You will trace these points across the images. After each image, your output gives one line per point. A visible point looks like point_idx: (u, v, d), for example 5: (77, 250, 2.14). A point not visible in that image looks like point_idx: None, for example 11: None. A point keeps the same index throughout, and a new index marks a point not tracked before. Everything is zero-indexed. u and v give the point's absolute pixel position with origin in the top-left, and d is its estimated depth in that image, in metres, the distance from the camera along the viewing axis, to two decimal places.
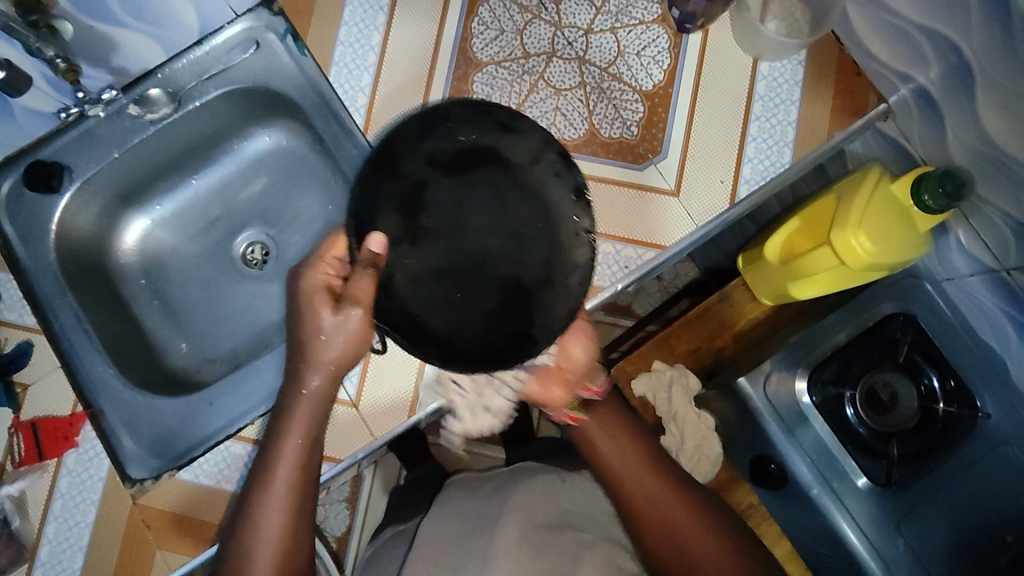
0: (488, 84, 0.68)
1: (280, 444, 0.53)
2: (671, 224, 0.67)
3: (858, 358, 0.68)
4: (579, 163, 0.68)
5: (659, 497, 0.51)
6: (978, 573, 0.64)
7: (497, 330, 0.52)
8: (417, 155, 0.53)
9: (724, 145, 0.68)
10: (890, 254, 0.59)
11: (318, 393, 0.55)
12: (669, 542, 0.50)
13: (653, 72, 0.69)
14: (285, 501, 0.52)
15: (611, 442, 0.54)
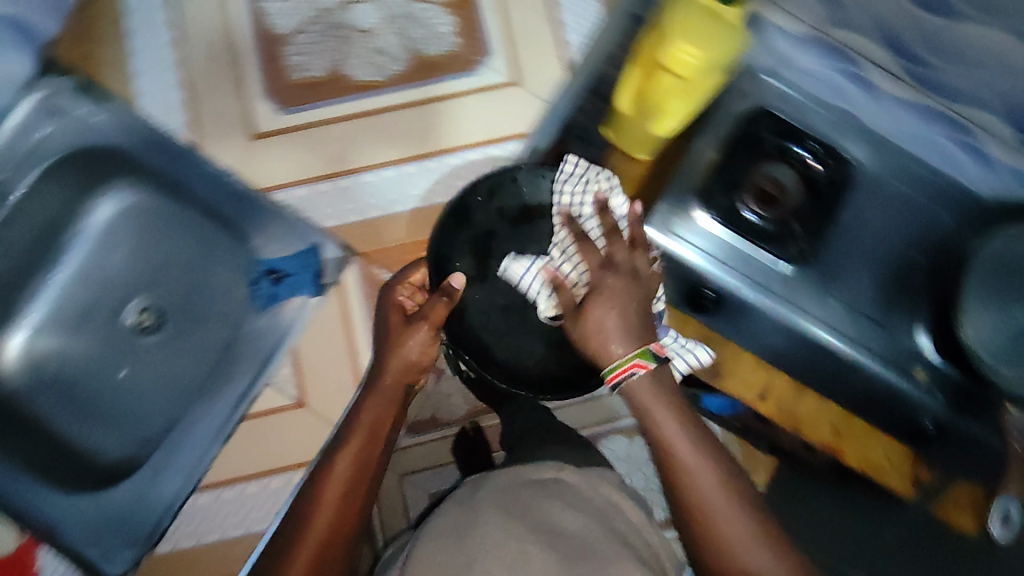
0: (301, 50, 0.91)
1: (351, 442, 0.60)
2: (519, 106, 0.91)
3: (734, 163, 0.82)
4: (428, 86, 0.91)
5: (706, 487, 0.52)
6: (902, 293, 0.82)
7: (560, 365, 0.76)
8: (489, 211, 0.78)
9: (536, 25, 0.92)
10: (721, 49, 0.69)
11: (408, 354, 0.65)
12: (698, 519, 0.51)
13: None
14: (338, 487, 0.57)
15: (670, 416, 0.54)
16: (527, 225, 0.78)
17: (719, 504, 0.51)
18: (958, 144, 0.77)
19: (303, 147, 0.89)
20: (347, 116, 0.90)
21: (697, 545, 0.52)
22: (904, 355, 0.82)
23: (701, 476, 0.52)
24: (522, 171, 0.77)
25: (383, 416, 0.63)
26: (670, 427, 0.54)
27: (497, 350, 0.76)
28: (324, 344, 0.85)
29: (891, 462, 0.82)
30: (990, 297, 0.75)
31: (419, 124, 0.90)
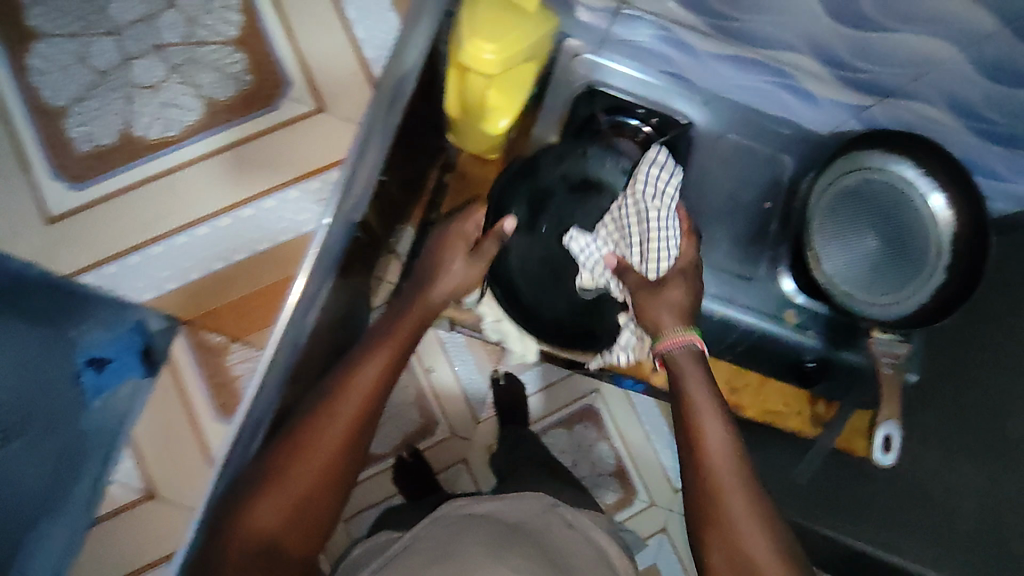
0: (82, 122, 0.95)
1: (393, 338, 0.67)
2: (319, 133, 0.95)
3: (578, 147, 0.84)
4: (232, 130, 0.95)
5: (738, 484, 0.60)
6: (760, 243, 0.84)
7: (573, 325, 0.80)
8: (553, 171, 0.79)
9: (318, 52, 0.95)
10: (518, 42, 0.67)
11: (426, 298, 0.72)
12: (710, 510, 0.60)
13: (230, 25, 0.96)
14: (353, 398, 0.62)
15: (701, 387, 0.64)
16: (584, 199, 0.80)
17: (730, 463, 0.61)
18: (783, 87, 0.79)
19: (121, 213, 0.94)
20: (161, 173, 0.94)
21: (693, 473, 0.62)
22: (771, 301, 0.84)
23: (724, 471, 0.60)
24: (592, 148, 0.79)
25: (404, 331, 0.68)
26: (699, 389, 0.64)
27: (523, 293, 0.80)
28: (162, 420, 0.92)
29: (791, 406, 0.91)
30: (839, 232, 0.80)
31: (230, 172, 0.94)
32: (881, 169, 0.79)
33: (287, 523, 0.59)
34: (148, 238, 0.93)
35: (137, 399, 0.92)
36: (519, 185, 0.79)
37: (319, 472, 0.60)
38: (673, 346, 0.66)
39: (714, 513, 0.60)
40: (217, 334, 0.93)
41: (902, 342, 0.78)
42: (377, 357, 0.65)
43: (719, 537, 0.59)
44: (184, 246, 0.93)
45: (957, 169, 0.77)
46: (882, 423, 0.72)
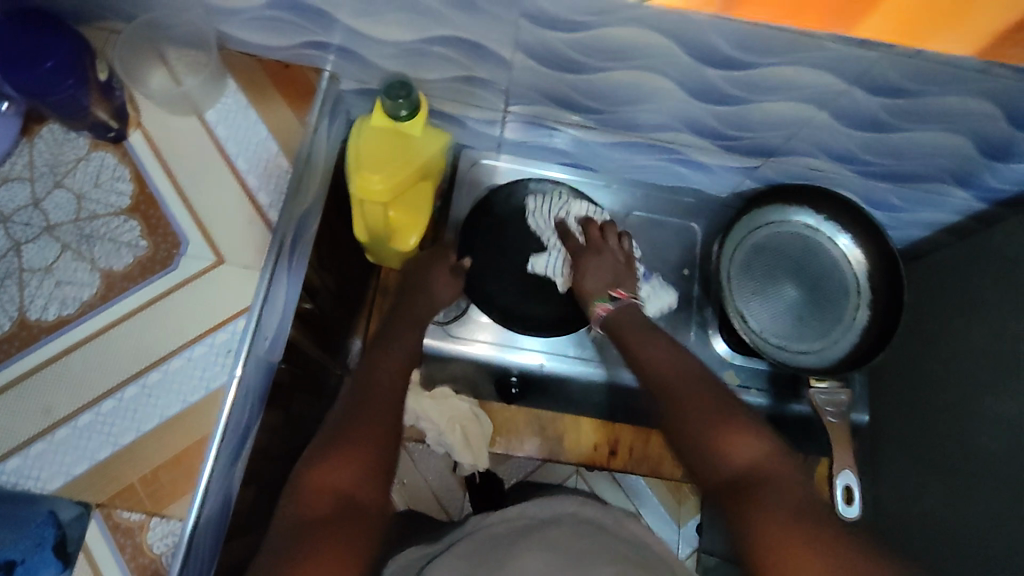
0: None
1: (402, 338, 0.69)
2: (234, 289, 0.67)
3: (490, 232, 0.81)
4: (118, 307, 0.65)
5: (704, 414, 0.58)
6: (690, 309, 0.84)
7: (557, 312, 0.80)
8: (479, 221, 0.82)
9: (226, 195, 0.70)
10: (402, 169, 0.70)
11: (408, 309, 0.73)
12: (695, 449, 0.57)
13: (122, 189, 0.69)
14: (397, 358, 0.66)
15: (657, 347, 0.64)
16: (502, 245, 0.81)
17: (684, 384, 0.61)
18: (675, 162, 0.83)
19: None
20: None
21: (666, 417, 0.61)
22: (707, 366, 0.81)
23: (683, 397, 0.60)
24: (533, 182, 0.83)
25: (412, 334, 0.70)
26: (641, 347, 0.65)
27: (495, 294, 0.79)
28: None
29: None
30: (759, 287, 0.81)
31: (127, 350, 0.64)
32: (784, 222, 0.83)
33: (362, 483, 0.54)
34: (14, 448, 0.61)
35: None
36: (478, 223, 0.82)
37: (371, 444, 0.55)
38: (604, 309, 0.70)
39: (695, 446, 0.57)
40: (133, 511, 0.61)
41: (842, 388, 0.76)
42: (395, 348, 0.67)
43: (697, 445, 0.57)
44: (42, 453, 0.61)
45: (855, 214, 0.80)
46: (839, 473, 0.69)
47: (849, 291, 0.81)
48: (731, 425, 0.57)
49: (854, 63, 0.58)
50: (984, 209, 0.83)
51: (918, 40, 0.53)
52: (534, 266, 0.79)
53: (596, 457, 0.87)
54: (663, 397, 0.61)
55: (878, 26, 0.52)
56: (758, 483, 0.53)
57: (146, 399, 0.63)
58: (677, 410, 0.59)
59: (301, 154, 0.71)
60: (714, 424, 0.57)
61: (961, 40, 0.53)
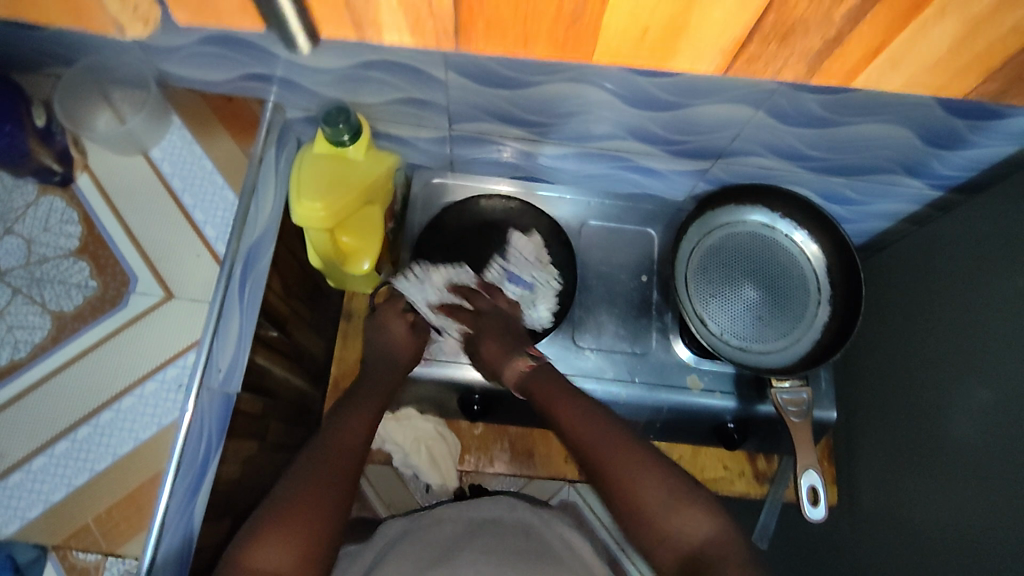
0: None
1: (363, 406, 0.69)
2: (184, 323, 0.68)
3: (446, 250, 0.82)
4: (70, 347, 0.66)
5: (651, 493, 0.58)
6: (652, 314, 0.83)
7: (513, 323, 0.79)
8: (433, 239, 0.82)
9: (173, 230, 0.71)
10: (350, 192, 0.70)
11: (376, 373, 0.74)
12: (641, 522, 0.58)
13: (70, 231, 0.70)
14: (361, 422, 0.67)
15: (578, 409, 0.64)
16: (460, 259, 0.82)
17: (616, 444, 0.60)
18: (627, 169, 0.83)
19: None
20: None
21: (602, 481, 0.60)
22: (670, 372, 0.80)
23: (628, 476, 0.59)
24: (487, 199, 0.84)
25: (377, 399, 0.70)
26: (564, 410, 0.64)
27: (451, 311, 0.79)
28: None
29: (733, 470, 0.88)
30: (717, 289, 0.80)
31: (81, 390, 0.65)
32: (738, 222, 0.82)
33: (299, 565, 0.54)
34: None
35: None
36: (432, 240, 0.82)
37: (315, 522, 0.56)
38: (528, 367, 0.70)
39: (641, 515, 0.58)
40: (89, 551, 0.61)
41: (804, 386, 0.74)
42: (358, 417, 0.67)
43: (636, 507, 0.58)
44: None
45: (808, 209, 0.79)
46: (803, 474, 0.68)
47: (810, 289, 0.80)
48: (669, 495, 0.58)
49: (781, 61, 0.59)
50: (940, 197, 0.83)
51: (662, 61, 0.60)
52: (436, 352, 0.78)
53: (566, 474, 0.87)
54: (603, 466, 0.60)
55: (615, 48, 0.58)
56: (710, 556, 0.54)
57: (98, 438, 0.63)
58: (612, 469, 0.59)
59: (246, 187, 0.72)
60: (656, 502, 0.57)
61: (708, 61, 0.59)
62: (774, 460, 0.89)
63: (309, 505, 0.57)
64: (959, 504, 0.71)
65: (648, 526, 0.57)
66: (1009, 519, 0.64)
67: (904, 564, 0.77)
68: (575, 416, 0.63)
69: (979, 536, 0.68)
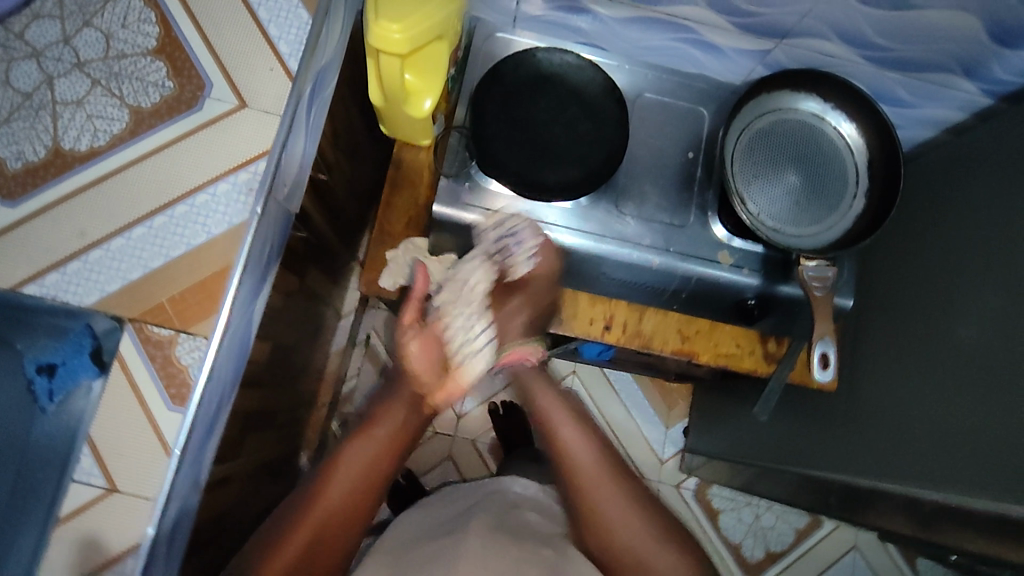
0: (9, 144, 0.68)
1: (349, 464, 0.78)
2: (257, 132, 0.70)
3: (505, 99, 0.81)
4: (145, 143, 0.69)
5: (627, 504, 0.81)
6: (692, 192, 0.86)
7: (569, 178, 0.80)
8: (491, 88, 0.81)
9: (250, 41, 0.72)
10: (424, 19, 0.69)
11: (374, 442, 0.80)
12: (608, 528, 0.80)
13: (147, 30, 0.71)
14: (352, 470, 0.78)
15: (570, 430, 0.86)
16: (515, 107, 0.81)
17: (599, 475, 0.82)
18: (689, 43, 0.83)
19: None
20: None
21: (576, 498, 0.82)
22: (703, 245, 0.84)
23: (593, 493, 0.81)
24: (541, 52, 0.82)
25: (385, 445, 0.81)
26: (579, 449, 0.84)
27: (509, 160, 0.80)
28: (124, 424, 0.66)
29: (744, 348, 0.89)
30: (760, 170, 0.83)
31: (158, 180, 0.68)
32: (790, 109, 0.83)
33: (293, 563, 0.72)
34: (51, 265, 0.66)
35: (88, 408, 0.67)
36: (488, 90, 0.81)
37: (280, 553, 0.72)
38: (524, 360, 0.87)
39: (608, 526, 0.81)
40: (163, 328, 0.67)
41: (830, 265, 0.78)
42: (364, 448, 0.79)
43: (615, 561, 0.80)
44: (80, 271, 0.66)
45: (860, 99, 0.80)
46: (819, 342, 0.74)
47: (848, 181, 0.83)
48: (637, 512, 0.81)
49: None
50: (987, 106, 0.84)
51: None
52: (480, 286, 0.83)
53: (587, 331, 0.87)
54: (585, 493, 0.82)
55: None
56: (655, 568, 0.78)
57: (174, 225, 0.67)
58: (578, 481, 0.82)
59: (322, 7, 0.72)
60: (632, 511, 0.81)
61: None
62: (785, 343, 0.90)
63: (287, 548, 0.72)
64: (944, 393, 0.78)
65: (618, 528, 0.80)
66: (988, 404, 0.71)
67: (876, 439, 0.85)
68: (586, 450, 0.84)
69: (957, 423, 0.74)
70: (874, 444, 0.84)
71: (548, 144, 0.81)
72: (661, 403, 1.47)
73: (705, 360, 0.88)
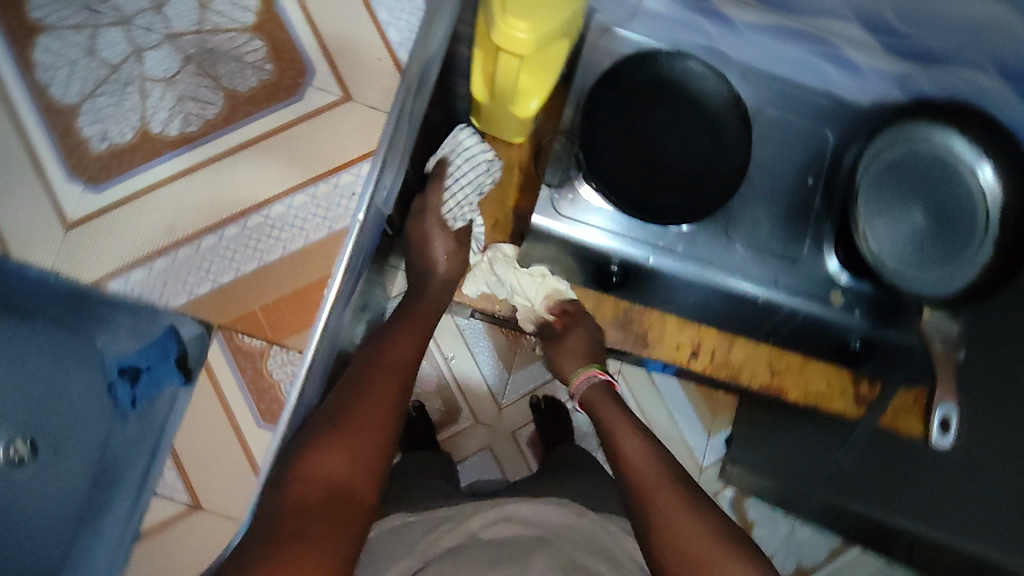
0: None
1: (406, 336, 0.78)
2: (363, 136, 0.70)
3: (618, 106, 0.74)
4: None
5: (689, 520, 0.68)
6: (804, 221, 0.80)
7: (680, 200, 0.74)
8: (605, 94, 0.74)
9: None
10: (555, 18, 0.62)
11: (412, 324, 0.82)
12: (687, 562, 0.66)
13: None
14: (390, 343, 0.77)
15: (628, 436, 0.79)
16: (631, 116, 0.75)
17: (644, 457, 0.76)
18: (823, 58, 0.75)
19: (140, 215, 1.00)
20: (165, 181, 1.01)
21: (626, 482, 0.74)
22: (813, 283, 0.80)
23: (658, 494, 0.71)
24: (663, 56, 0.74)
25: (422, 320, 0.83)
26: (626, 435, 0.79)
27: (618, 174, 0.74)
28: None
29: (835, 388, 0.89)
30: (887, 206, 0.77)
31: None
32: (926, 141, 0.77)
33: (349, 479, 0.63)
34: None
35: (173, 404, 1.00)
36: (603, 95, 0.74)
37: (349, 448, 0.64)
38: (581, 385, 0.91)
39: (664, 528, 0.68)
40: None
41: (954, 320, 0.75)
42: (332, 452, 0.63)
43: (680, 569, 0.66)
44: None
45: (1007, 142, 0.73)
46: (940, 403, 0.71)
47: (978, 226, 0.75)
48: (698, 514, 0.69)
49: None
50: None
51: None
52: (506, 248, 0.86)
53: (676, 358, 0.87)
54: (624, 469, 0.76)
55: None
56: None
57: None
58: (631, 475, 0.74)
59: None
60: (674, 506, 0.69)
61: None
62: (877, 386, 0.89)
63: (348, 449, 0.64)
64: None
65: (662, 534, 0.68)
66: None
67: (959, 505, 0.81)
68: (627, 435, 0.79)
69: None
70: (968, 510, 0.79)
71: (663, 161, 0.75)
72: (706, 409, 1.43)
73: (795, 397, 0.89)
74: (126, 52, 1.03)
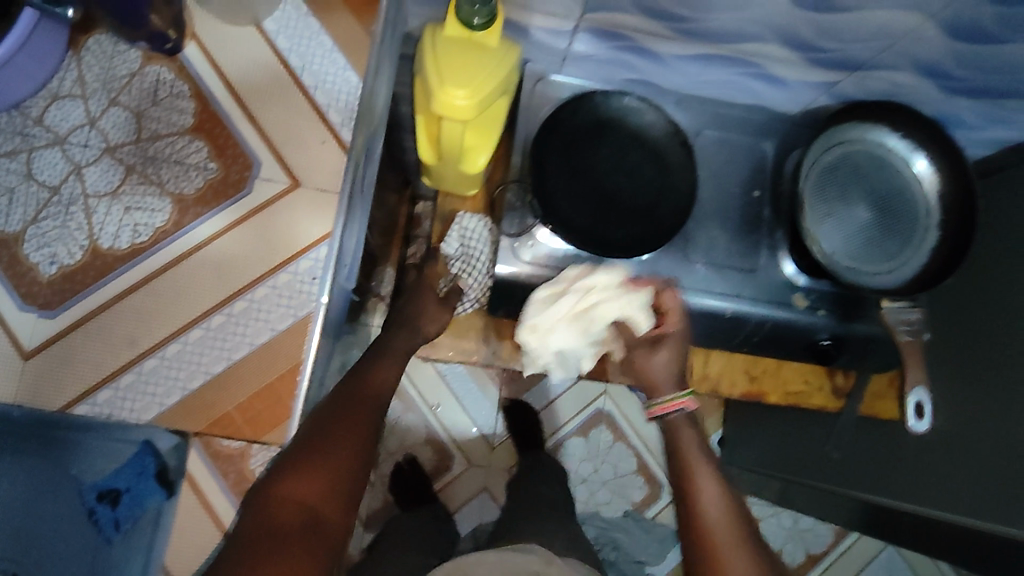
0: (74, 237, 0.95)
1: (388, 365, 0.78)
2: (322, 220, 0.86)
3: (562, 148, 0.76)
4: (189, 229, 0.97)
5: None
6: (758, 231, 0.82)
7: (636, 231, 0.76)
8: (549, 139, 0.76)
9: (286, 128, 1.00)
10: (491, 78, 0.64)
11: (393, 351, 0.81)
12: None
13: (183, 139, 0.99)
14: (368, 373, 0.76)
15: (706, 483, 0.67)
16: (577, 157, 0.77)
17: (718, 500, 0.66)
18: (749, 76, 0.78)
19: (102, 333, 0.94)
20: (110, 301, 0.95)
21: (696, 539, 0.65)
22: (776, 290, 0.81)
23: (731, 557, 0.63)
24: (599, 95, 0.77)
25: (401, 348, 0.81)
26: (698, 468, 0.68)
27: (573, 215, 0.75)
28: None
29: (812, 383, 0.92)
30: (833, 208, 0.80)
31: None
32: (858, 140, 0.80)
33: (326, 496, 0.64)
34: None
35: None
36: (547, 141, 0.76)
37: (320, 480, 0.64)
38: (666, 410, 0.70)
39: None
40: None
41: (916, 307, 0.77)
42: (307, 478, 0.64)
43: None
44: None
45: (933, 131, 0.77)
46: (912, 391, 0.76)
47: (920, 212, 0.78)
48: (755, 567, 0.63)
49: None
50: None
51: None
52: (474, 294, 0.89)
53: None
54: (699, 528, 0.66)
55: None
56: None
57: None
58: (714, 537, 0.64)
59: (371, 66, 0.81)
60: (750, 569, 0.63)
61: None
62: (851, 375, 0.93)
63: (309, 475, 0.64)
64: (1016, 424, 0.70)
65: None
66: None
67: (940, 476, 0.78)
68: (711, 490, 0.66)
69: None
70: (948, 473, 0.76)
71: (614, 195, 0.76)
72: None
73: (775, 398, 0.92)
74: (65, 171, 0.97)
